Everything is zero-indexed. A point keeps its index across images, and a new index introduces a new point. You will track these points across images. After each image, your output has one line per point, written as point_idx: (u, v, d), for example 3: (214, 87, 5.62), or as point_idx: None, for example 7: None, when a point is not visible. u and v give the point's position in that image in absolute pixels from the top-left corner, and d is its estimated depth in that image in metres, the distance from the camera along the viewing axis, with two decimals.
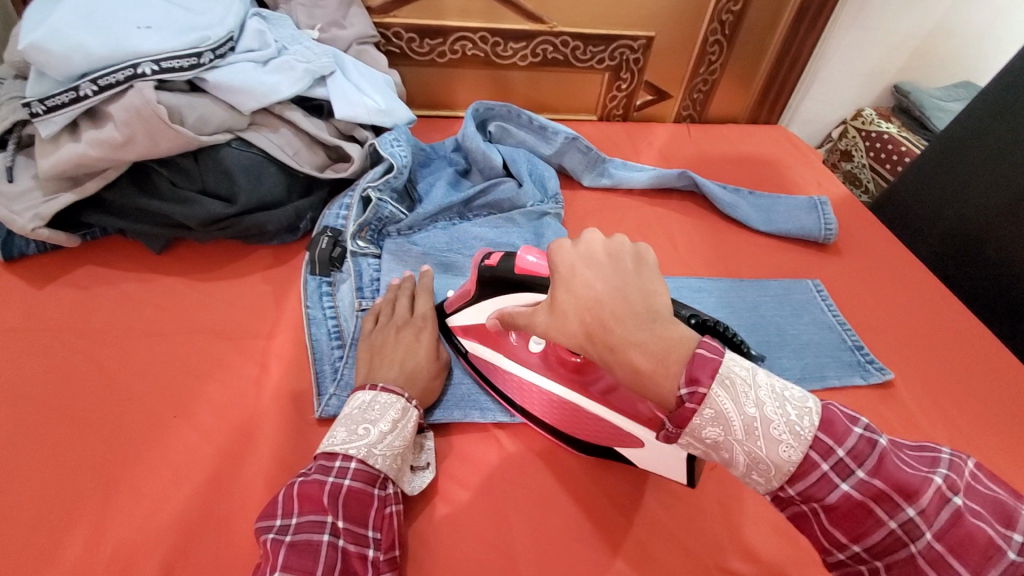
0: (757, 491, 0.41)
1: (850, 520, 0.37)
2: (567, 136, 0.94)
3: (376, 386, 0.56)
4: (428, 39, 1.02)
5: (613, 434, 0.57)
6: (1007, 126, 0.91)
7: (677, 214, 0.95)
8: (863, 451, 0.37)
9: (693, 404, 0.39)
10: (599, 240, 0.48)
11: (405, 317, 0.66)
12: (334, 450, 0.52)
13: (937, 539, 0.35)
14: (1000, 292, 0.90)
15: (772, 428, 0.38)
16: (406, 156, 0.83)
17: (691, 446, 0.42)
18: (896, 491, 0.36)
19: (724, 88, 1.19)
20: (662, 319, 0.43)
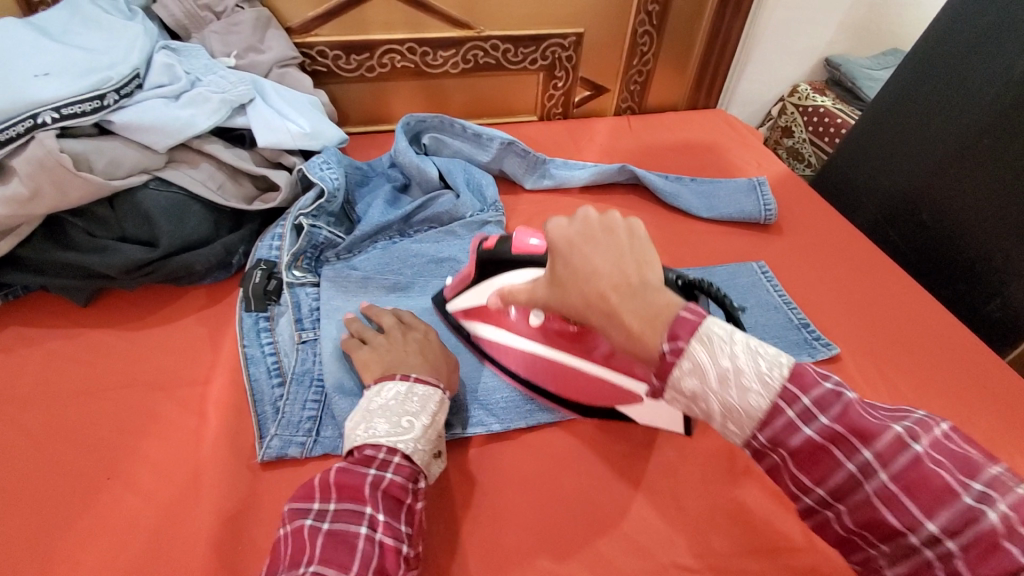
0: (733, 442, 0.44)
1: (813, 462, 0.41)
2: (502, 141, 0.93)
3: (409, 377, 0.57)
4: (354, 55, 1.00)
5: (613, 392, 0.63)
6: (929, 92, 0.93)
7: (622, 208, 0.95)
8: (829, 401, 0.40)
9: (673, 358, 0.42)
10: (595, 216, 0.50)
11: (403, 324, 0.66)
12: (379, 442, 0.52)
13: (891, 480, 0.38)
14: (940, 252, 0.92)
15: (744, 377, 0.41)
16: (337, 179, 0.81)
17: (675, 400, 0.44)
18: (855, 435, 0.39)
19: (659, 77, 1.19)
20: (651, 288, 0.45)
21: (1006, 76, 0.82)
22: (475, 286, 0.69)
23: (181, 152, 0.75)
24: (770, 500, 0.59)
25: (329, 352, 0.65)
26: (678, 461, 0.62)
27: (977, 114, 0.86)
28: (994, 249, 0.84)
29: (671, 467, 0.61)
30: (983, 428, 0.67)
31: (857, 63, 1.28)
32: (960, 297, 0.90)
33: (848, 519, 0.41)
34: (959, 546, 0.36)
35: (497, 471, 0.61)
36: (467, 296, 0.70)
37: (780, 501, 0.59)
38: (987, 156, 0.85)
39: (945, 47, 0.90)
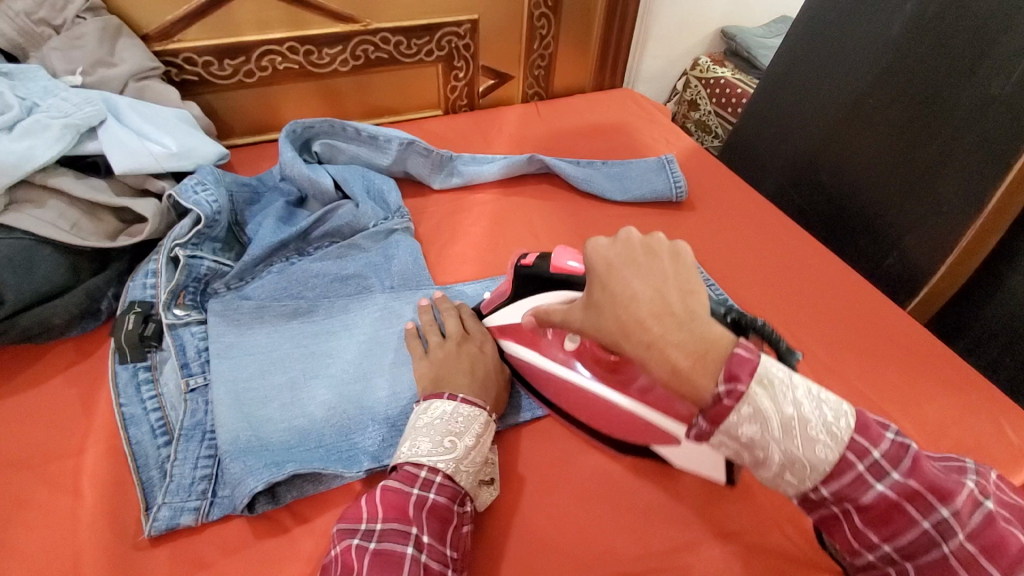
0: (787, 492, 0.42)
1: (883, 520, 0.40)
2: (401, 141, 0.87)
3: (456, 397, 0.57)
4: (227, 59, 0.91)
5: (642, 428, 0.57)
6: (818, 55, 0.95)
7: (536, 199, 0.93)
8: (896, 455, 0.40)
9: (730, 402, 0.40)
10: (637, 237, 0.48)
11: (462, 334, 0.65)
12: (420, 461, 0.53)
13: (969, 541, 0.39)
14: (840, 210, 0.95)
15: (810, 427, 0.40)
16: (216, 202, 0.73)
17: (722, 446, 0.42)
18: (930, 491, 0.40)
19: (562, 60, 1.17)
20: (699, 320, 0.43)
21: (884, 38, 0.86)
22: (512, 303, 0.64)
23: (22, 190, 0.65)
24: (701, 488, 0.59)
25: (220, 401, 0.58)
26: (610, 462, 0.61)
27: (865, 75, 0.89)
28: (889, 204, 0.87)
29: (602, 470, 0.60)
30: (892, 380, 0.70)
31: (750, 32, 1.31)
32: (861, 253, 0.93)
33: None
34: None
35: None
36: (504, 312, 0.65)
37: (710, 488, 0.59)
38: (875, 115, 0.88)
39: (830, 13, 0.93)
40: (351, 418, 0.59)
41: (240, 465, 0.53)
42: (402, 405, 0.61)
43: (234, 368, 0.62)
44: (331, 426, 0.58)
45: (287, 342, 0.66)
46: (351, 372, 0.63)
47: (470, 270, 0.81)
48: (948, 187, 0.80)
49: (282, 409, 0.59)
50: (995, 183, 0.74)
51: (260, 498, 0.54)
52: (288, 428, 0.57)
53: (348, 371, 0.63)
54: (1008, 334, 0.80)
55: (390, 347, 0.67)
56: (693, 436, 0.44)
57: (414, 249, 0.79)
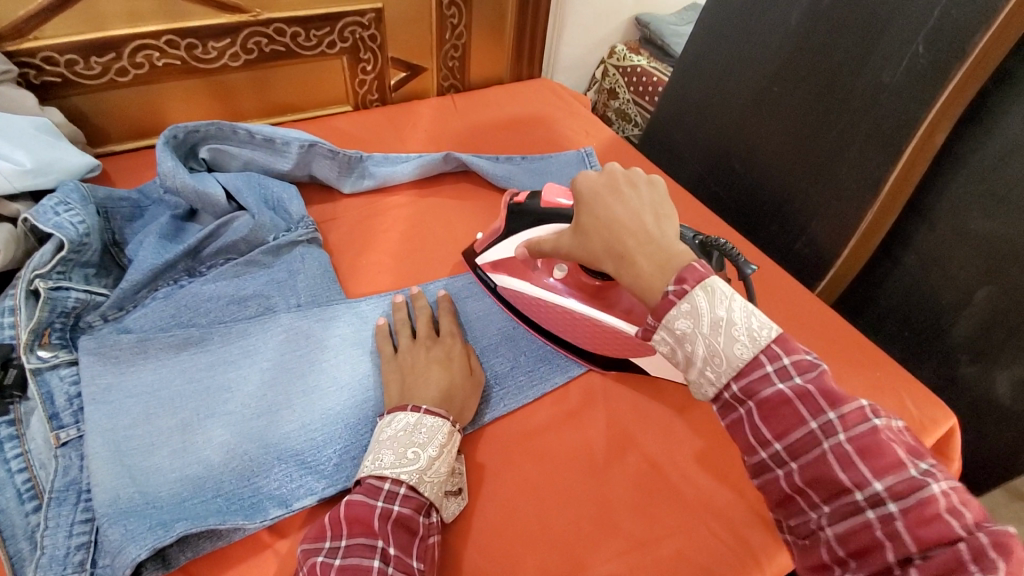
0: (703, 392, 0.43)
1: (774, 416, 0.40)
2: (301, 143, 0.81)
3: (419, 408, 0.55)
4: (95, 57, 0.80)
5: (627, 346, 0.65)
6: (726, 43, 0.97)
7: (455, 199, 0.89)
8: (804, 364, 0.40)
9: (675, 299, 0.42)
10: (620, 170, 0.54)
11: (432, 337, 0.65)
12: (384, 474, 0.51)
13: (849, 442, 0.38)
14: (749, 198, 0.99)
15: (734, 329, 0.41)
16: (84, 223, 0.64)
17: (661, 344, 0.44)
18: (821, 393, 0.39)
19: (477, 51, 1.13)
20: (666, 236, 0.48)
21: (784, 27, 0.88)
22: (506, 239, 0.72)
23: None
24: (630, 494, 0.59)
25: (96, 456, 0.52)
26: (537, 475, 0.60)
27: (769, 64, 0.91)
28: (794, 191, 0.91)
29: (531, 483, 0.59)
30: None
31: (663, 19, 1.32)
32: (771, 238, 0.96)
33: (797, 478, 0.40)
34: (900, 508, 0.36)
35: None
36: (498, 248, 0.73)
37: (638, 493, 0.59)
38: (779, 103, 0.91)
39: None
40: (252, 460, 0.56)
41: (120, 531, 0.48)
42: (312, 440, 0.58)
43: (112, 416, 0.55)
44: (230, 470, 0.54)
45: (176, 378, 0.60)
46: (251, 407, 0.59)
47: (387, 280, 0.77)
48: (846, 174, 0.84)
49: (171, 457, 0.54)
50: (888, 170, 0.78)
51: (148, 564, 0.49)
52: (179, 479, 0.53)
53: (249, 406, 0.59)
54: (906, 307, 0.85)
55: (297, 374, 0.63)
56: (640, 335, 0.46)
57: (322, 261, 0.74)
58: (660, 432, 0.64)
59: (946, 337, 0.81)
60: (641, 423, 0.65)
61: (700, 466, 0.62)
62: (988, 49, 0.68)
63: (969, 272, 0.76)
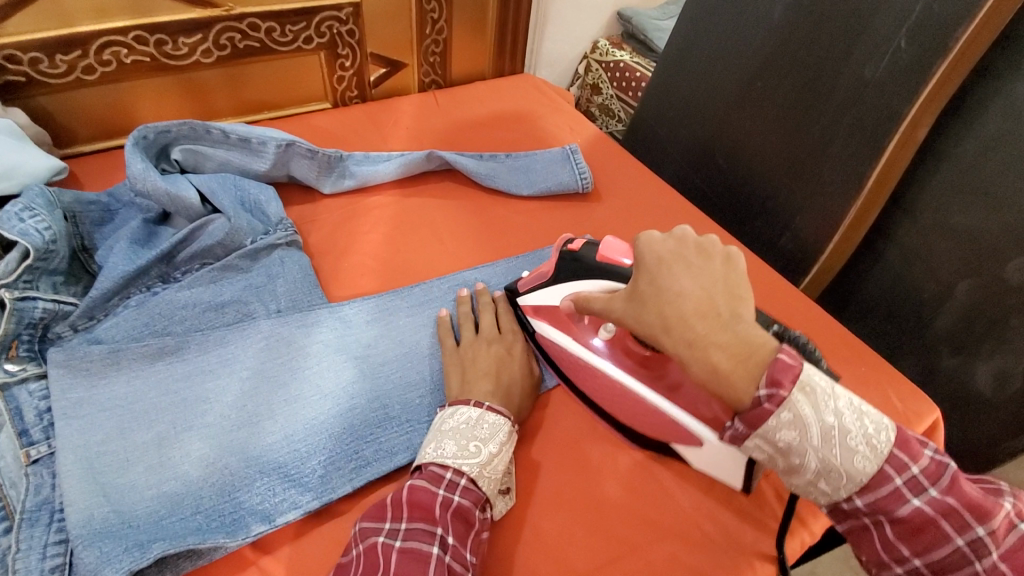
0: (820, 500, 0.44)
1: (916, 533, 0.42)
2: (279, 143, 0.79)
3: (482, 404, 0.56)
4: (59, 55, 0.76)
5: (669, 429, 0.57)
6: (710, 38, 0.96)
7: (439, 198, 0.88)
8: (933, 473, 0.43)
9: (771, 405, 0.42)
10: (690, 239, 0.50)
11: (494, 333, 0.67)
12: (446, 463, 0.51)
13: (1002, 561, 0.40)
14: (733, 194, 0.99)
15: (850, 438, 0.42)
16: (50, 229, 0.62)
17: (757, 451, 0.44)
18: (966, 509, 0.41)
19: (458, 46, 1.11)
20: (742, 323, 0.45)
21: (766, 22, 0.88)
22: (555, 286, 0.66)
23: None
24: (621, 495, 0.59)
25: (68, 474, 0.50)
26: (529, 479, 0.59)
27: (752, 58, 0.91)
28: (777, 186, 0.91)
29: (523, 487, 0.58)
30: None
31: (646, 13, 1.31)
32: (756, 233, 0.97)
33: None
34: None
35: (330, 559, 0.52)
36: (544, 294, 0.67)
37: (630, 494, 0.59)
38: (763, 97, 0.91)
39: None
40: (233, 473, 0.54)
41: (95, 553, 0.47)
42: (296, 451, 0.57)
43: (85, 432, 0.54)
44: (210, 486, 0.53)
45: (152, 391, 0.58)
46: (231, 418, 0.58)
47: (370, 283, 0.75)
48: (830, 170, 0.84)
49: (148, 472, 0.53)
50: (871, 166, 0.79)
51: None
52: (157, 496, 0.51)
53: (229, 418, 0.58)
54: (888, 301, 0.86)
55: (279, 383, 0.61)
56: (728, 436, 0.46)
57: (303, 264, 0.73)
58: None
59: (927, 330, 0.82)
60: None
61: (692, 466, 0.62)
62: (967, 47, 0.69)
63: (949, 266, 0.78)
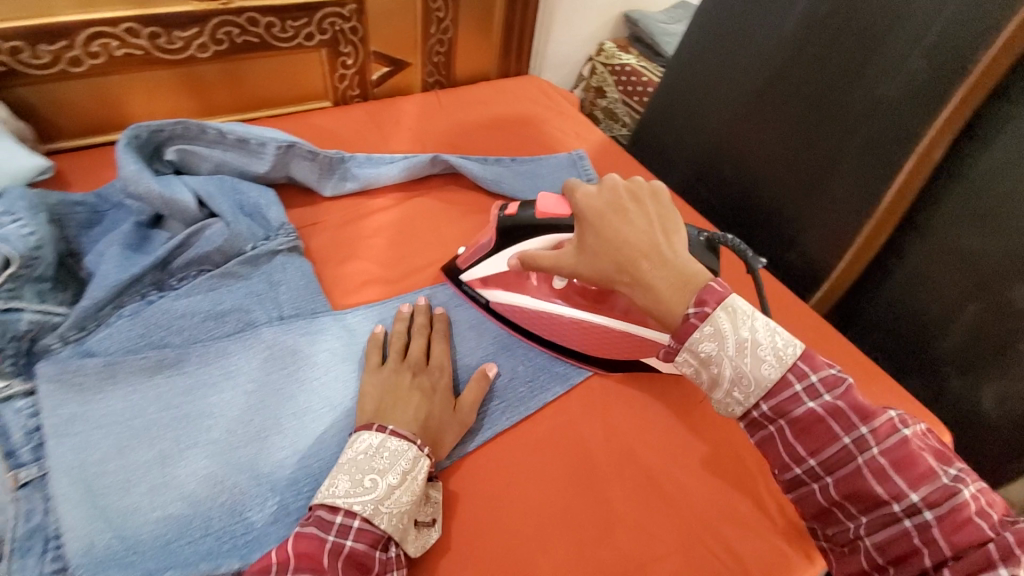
0: (733, 409, 0.47)
1: (810, 433, 0.45)
2: (279, 144, 0.76)
3: (385, 428, 0.52)
4: (44, 44, 0.72)
5: (635, 346, 0.66)
6: (720, 47, 0.95)
7: (443, 202, 0.85)
8: (831, 381, 0.45)
9: (696, 321, 0.46)
10: (620, 186, 0.55)
11: (420, 363, 0.61)
12: (336, 504, 0.48)
13: (883, 455, 0.43)
14: (742, 207, 0.97)
15: (759, 349, 0.45)
16: (35, 234, 0.59)
17: (686, 362, 0.48)
18: (854, 412, 0.44)
19: (463, 45, 1.08)
20: (675, 257, 0.50)
21: (778, 31, 0.86)
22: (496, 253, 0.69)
23: None
24: (632, 515, 0.57)
25: (65, 498, 0.49)
26: (538, 499, 0.57)
27: (762, 68, 0.89)
28: (787, 199, 0.90)
29: (532, 505, 0.57)
30: None
31: (653, 17, 1.29)
32: (764, 245, 0.96)
33: (833, 491, 0.45)
34: (935, 516, 0.41)
35: None
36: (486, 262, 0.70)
37: (641, 515, 0.57)
38: (774, 107, 0.89)
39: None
40: (243, 492, 0.53)
41: None
42: (305, 468, 0.55)
43: (80, 451, 0.52)
44: (218, 506, 0.51)
45: (151, 405, 0.56)
46: (237, 433, 0.56)
47: (374, 290, 0.73)
48: (841, 186, 0.83)
49: (151, 494, 0.51)
50: (885, 185, 0.78)
51: None
52: (161, 519, 0.50)
53: (233, 433, 0.56)
54: (896, 319, 0.86)
55: (284, 395, 0.60)
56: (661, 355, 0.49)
57: (305, 271, 0.70)
58: (662, 448, 0.63)
59: (933, 350, 0.82)
60: (643, 439, 0.63)
61: (704, 483, 0.60)
62: (985, 69, 0.68)
63: (955, 287, 0.77)
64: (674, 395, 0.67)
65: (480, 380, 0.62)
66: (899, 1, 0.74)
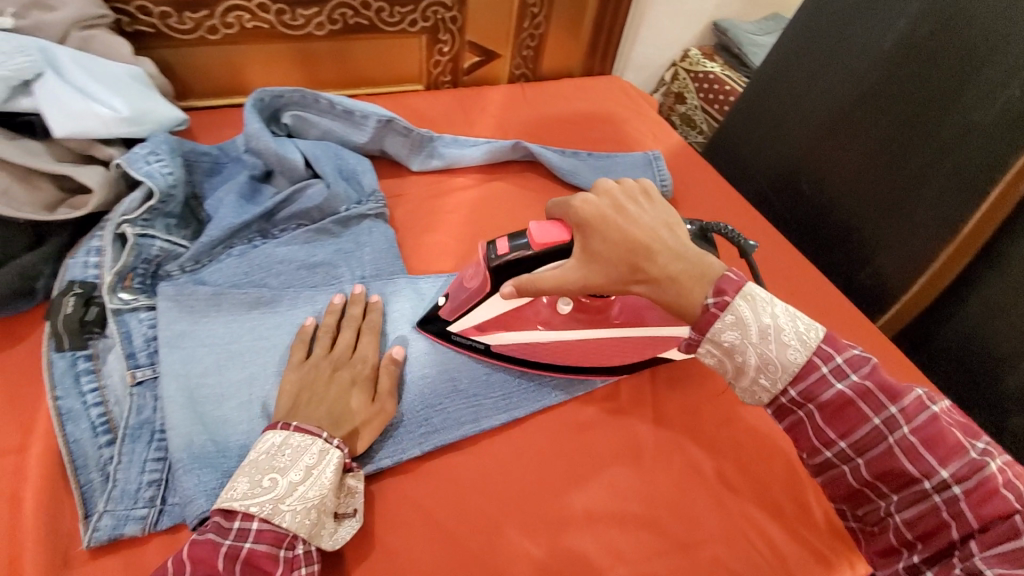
0: (762, 399, 0.49)
1: (839, 416, 0.46)
2: (379, 118, 0.82)
3: (289, 425, 0.52)
4: (189, 12, 0.82)
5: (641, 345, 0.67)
6: (810, 62, 0.95)
7: (519, 187, 0.89)
8: (857, 362, 0.46)
9: (716, 311, 0.47)
10: (616, 191, 0.54)
11: (345, 356, 0.61)
12: (232, 508, 0.47)
13: (913, 434, 0.44)
14: (817, 222, 0.96)
15: (783, 334, 0.46)
16: (171, 174, 0.67)
17: (708, 355, 0.49)
18: (882, 391, 0.45)
19: (553, 42, 1.12)
20: (688, 249, 0.51)
21: (875, 51, 0.85)
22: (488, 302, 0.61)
23: None
24: (671, 497, 0.60)
25: (173, 399, 0.56)
26: (586, 468, 0.61)
27: (852, 87, 0.89)
28: (863, 219, 0.89)
29: (578, 473, 0.61)
30: None
31: (743, 27, 1.29)
32: (834, 263, 0.95)
33: (864, 472, 0.47)
34: (963, 490, 0.43)
35: (396, 512, 0.56)
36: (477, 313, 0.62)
37: (679, 499, 0.60)
38: (861, 128, 0.88)
39: (823, 14, 0.92)
40: None
41: (194, 481, 0.52)
42: None
43: (187, 361, 0.59)
44: None
45: (246, 334, 0.63)
46: None
47: (449, 261, 0.78)
48: (921, 210, 0.81)
49: (240, 409, 0.58)
50: (969, 212, 0.76)
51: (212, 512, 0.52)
52: (248, 431, 0.56)
53: None
54: (966, 347, 0.82)
55: None
56: (685, 346, 0.51)
57: (389, 237, 0.76)
58: (708, 441, 0.65)
59: (998, 386, 0.78)
60: (692, 430, 0.65)
61: (747, 478, 0.62)
62: None
63: None
64: (727, 392, 0.69)
65: (391, 366, 0.62)
66: (999, 32, 0.72)
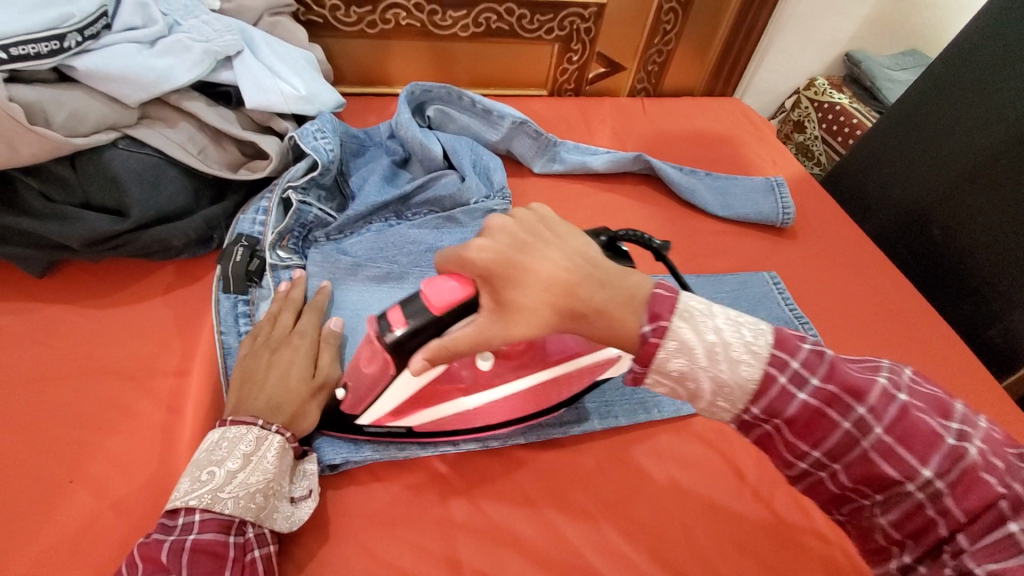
0: (724, 418, 0.43)
1: (807, 427, 0.40)
2: (514, 119, 0.87)
3: (225, 421, 0.52)
4: (355, 8, 0.90)
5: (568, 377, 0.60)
6: (955, 103, 0.89)
7: (634, 199, 0.91)
8: (813, 361, 0.40)
9: (656, 339, 0.41)
10: (509, 223, 0.46)
11: (283, 335, 0.60)
12: (174, 507, 0.47)
13: (887, 433, 0.39)
14: (943, 272, 0.91)
15: (732, 351, 0.41)
16: (332, 151, 0.74)
17: (658, 384, 0.43)
18: (848, 394, 0.39)
19: (679, 60, 1.13)
20: (608, 272, 0.44)
21: None
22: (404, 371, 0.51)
23: (158, 108, 0.66)
24: (770, 527, 0.59)
25: None
26: (684, 482, 0.61)
27: (998, 134, 0.83)
28: (996, 273, 0.83)
29: (677, 486, 0.61)
30: None
31: (876, 60, 1.24)
32: (961, 315, 0.89)
33: (843, 479, 0.41)
34: (947, 484, 0.38)
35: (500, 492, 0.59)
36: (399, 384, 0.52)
37: (778, 529, 0.59)
38: (1002, 180, 0.83)
39: (976, 55, 0.85)
40: None
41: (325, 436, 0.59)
42: None
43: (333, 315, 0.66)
44: None
45: (379, 300, 0.69)
46: None
47: None
48: None
49: None
50: None
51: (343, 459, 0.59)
52: None
53: None
54: None
55: None
56: (629, 378, 0.45)
57: None
58: None
59: None
60: None
61: None
62: None
63: None
64: None
65: (332, 338, 0.61)
66: None
